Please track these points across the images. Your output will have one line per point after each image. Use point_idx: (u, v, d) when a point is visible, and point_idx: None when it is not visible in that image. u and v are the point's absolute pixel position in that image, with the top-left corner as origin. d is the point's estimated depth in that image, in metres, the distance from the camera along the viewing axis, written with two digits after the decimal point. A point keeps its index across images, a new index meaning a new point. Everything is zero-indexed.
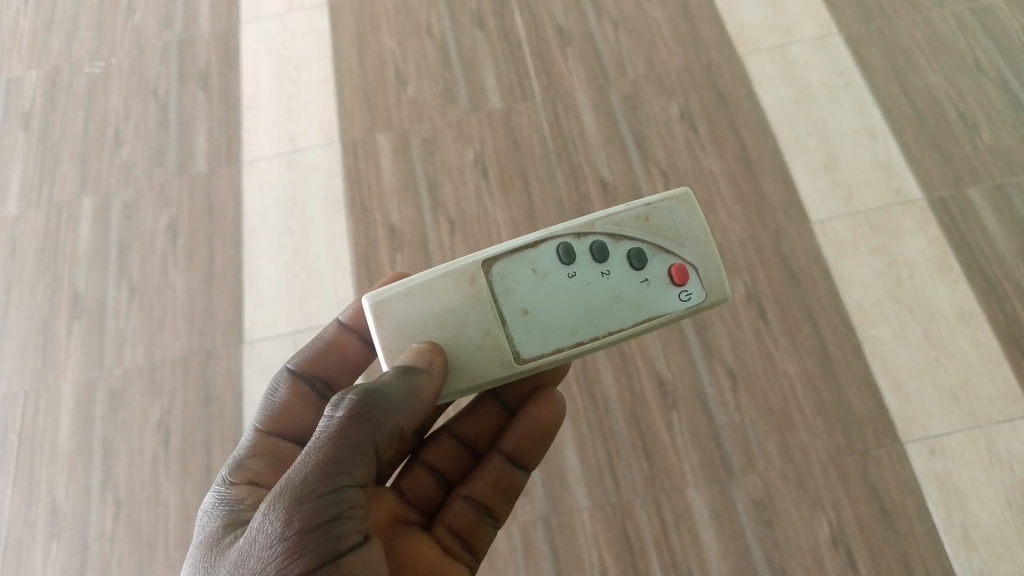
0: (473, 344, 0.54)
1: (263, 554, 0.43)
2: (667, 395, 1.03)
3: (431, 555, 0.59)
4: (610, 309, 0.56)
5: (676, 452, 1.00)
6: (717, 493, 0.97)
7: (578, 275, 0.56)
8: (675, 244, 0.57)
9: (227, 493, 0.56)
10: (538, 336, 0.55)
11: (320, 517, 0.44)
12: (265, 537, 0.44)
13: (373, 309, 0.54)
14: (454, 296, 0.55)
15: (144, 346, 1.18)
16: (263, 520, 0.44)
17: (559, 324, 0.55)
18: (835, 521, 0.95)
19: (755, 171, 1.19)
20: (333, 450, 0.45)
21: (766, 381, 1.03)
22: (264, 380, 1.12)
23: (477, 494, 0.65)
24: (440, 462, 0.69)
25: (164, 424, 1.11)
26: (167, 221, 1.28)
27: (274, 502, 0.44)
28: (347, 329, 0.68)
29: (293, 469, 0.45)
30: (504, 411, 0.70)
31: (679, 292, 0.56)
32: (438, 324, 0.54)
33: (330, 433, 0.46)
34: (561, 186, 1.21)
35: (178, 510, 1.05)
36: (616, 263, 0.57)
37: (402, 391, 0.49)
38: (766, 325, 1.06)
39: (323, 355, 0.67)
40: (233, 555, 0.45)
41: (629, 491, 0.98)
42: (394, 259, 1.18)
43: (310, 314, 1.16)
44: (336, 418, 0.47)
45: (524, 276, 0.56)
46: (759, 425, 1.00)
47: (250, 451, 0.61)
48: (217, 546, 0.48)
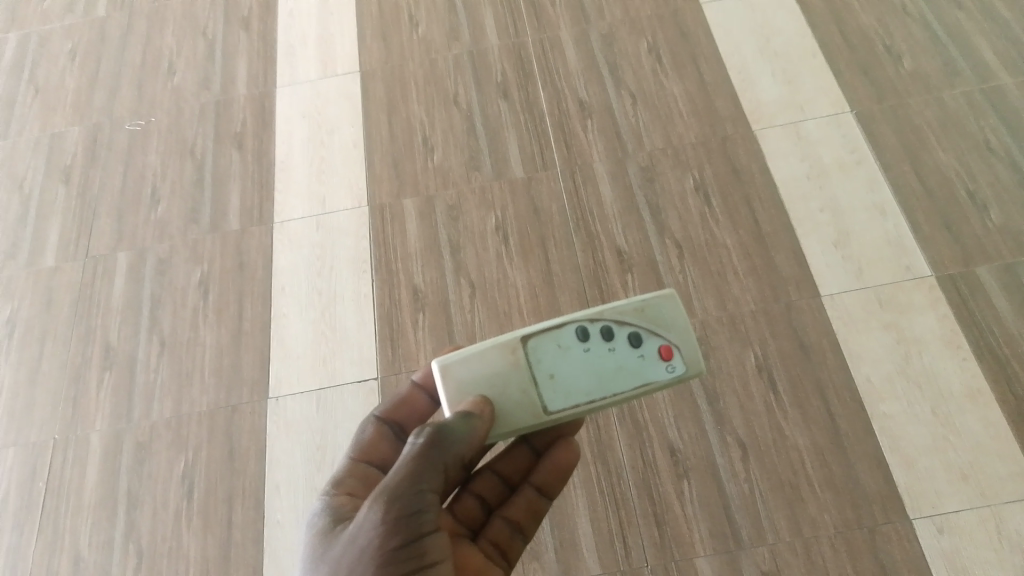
0: (515, 401, 0.59)
1: (364, 542, 0.52)
2: (679, 464, 1.05)
3: (478, 560, 0.65)
4: (616, 379, 0.60)
5: (686, 521, 1.02)
6: (727, 565, 0.99)
7: (592, 350, 0.60)
8: (663, 327, 0.61)
9: (331, 501, 0.61)
10: (562, 398, 0.59)
11: (408, 519, 0.52)
12: (366, 529, 0.52)
13: (436, 372, 0.60)
14: (497, 363, 0.60)
15: (172, 399, 1.22)
16: (366, 514, 0.53)
17: (578, 391, 0.59)
18: None
19: (768, 246, 1.22)
20: (417, 466, 0.53)
21: (776, 453, 1.05)
22: (287, 437, 1.15)
23: (512, 515, 0.70)
24: (483, 496, 0.71)
25: (188, 477, 1.14)
26: (199, 277, 1.33)
27: (374, 500, 0.53)
28: (419, 387, 0.73)
29: (387, 477, 0.54)
30: (531, 453, 0.73)
31: (666, 366, 0.60)
32: (484, 385, 0.59)
33: (416, 453, 0.54)
34: (579, 254, 1.25)
35: (197, 564, 1.08)
36: (620, 341, 0.60)
37: (463, 429, 0.56)
38: (777, 398, 1.09)
39: (399, 410, 0.71)
40: (340, 542, 0.54)
41: (639, 559, 1.00)
42: (415, 321, 1.22)
43: (333, 373, 1.20)
44: (418, 443, 0.54)
45: (548, 348, 0.60)
46: (769, 497, 1.02)
47: (344, 473, 0.66)
48: (327, 534, 0.57)
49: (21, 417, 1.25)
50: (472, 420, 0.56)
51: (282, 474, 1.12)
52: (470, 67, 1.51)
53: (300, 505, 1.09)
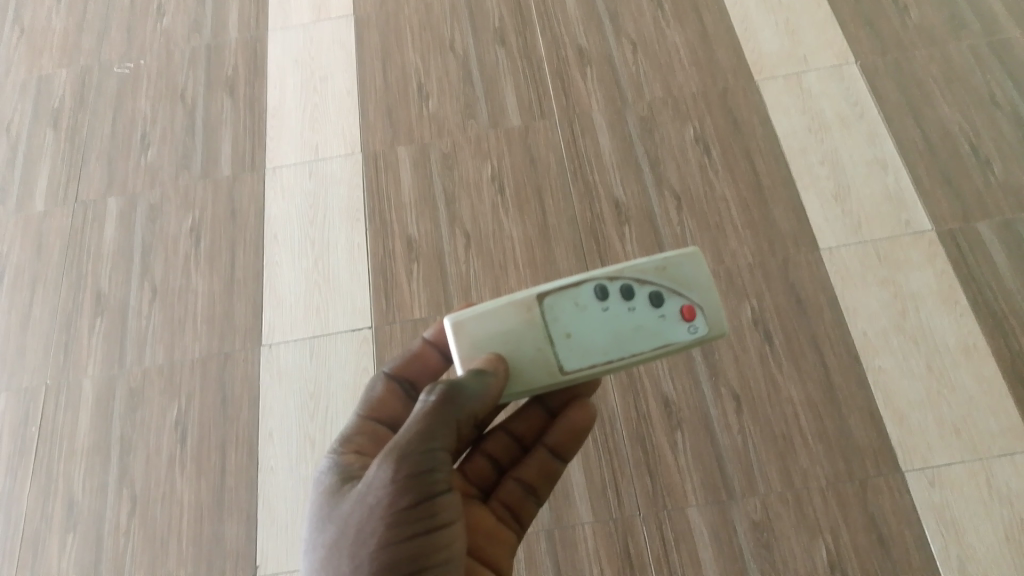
0: (530, 357, 0.61)
1: (377, 498, 0.54)
2: (672, 416, 1.05)
3: (486, 520, 0.67)
4: (634, 338, 0.62)
5: (679, 472, 1.02)
6: (718, 514, 0.99)
7: (610, 307, 0.62)
8: (681, 286, 0.63)
9: (338, 459, 0.62)
10: (578, 355, 0.61)
11: (418, 475, 0.54)
12: (378, 485, 0.54)
13: (452, 328, 0.62)
14: (514, 320, 0.62)
15: (165, 346, 1.21)
16: (376, 470, 0.55)
17: (595, 349, 0.62)
18: (833, 546, 0.96)
19: (766, 200, 1.21)
20: (427, 423, 0.56)
21: (769, 406, 1.05)
22: (280, 385, 1.15)
23: (523, 476, 0.70)
24: (496, 456, 0.72)
25: (181, 424, 1.14)
26: (190, 224, 1.32)
27: (386, 458, 0.54)
28: (429, 343, 0.74)
29: (398, 435, 0.56)
30: (546, 415, 0.72)
31: (683, 326, 0.62)
32: (500, 341, 0.62)
33: (426, 411, 0.56)
34: (575, 205, 1.24)
35: (190, 509, 1.08)
36: (638, 300, 0.62)
37: (475, 386, 0.58)
38: (772, 351, 1.09)
39: (409, 367, 0.72)
40: (350, 498, 0.56)
41: (631, 508, 1.00)
42: (409, 271, 1.21)
43: (326, 322, 1.19)
44: (429, 401, 0.57)
45: (565, 306, 0.62)
46: (761, 450, 1.02)
47: (353, 431, 0.66)
48: (336, 492, 0.58)
49: (12, 362, 1.24)
50: (486, 375, 0.59)
51: (275, 422, 1.12)
52: (467, 13, 1.48)
53: (293, 453, 1.09)
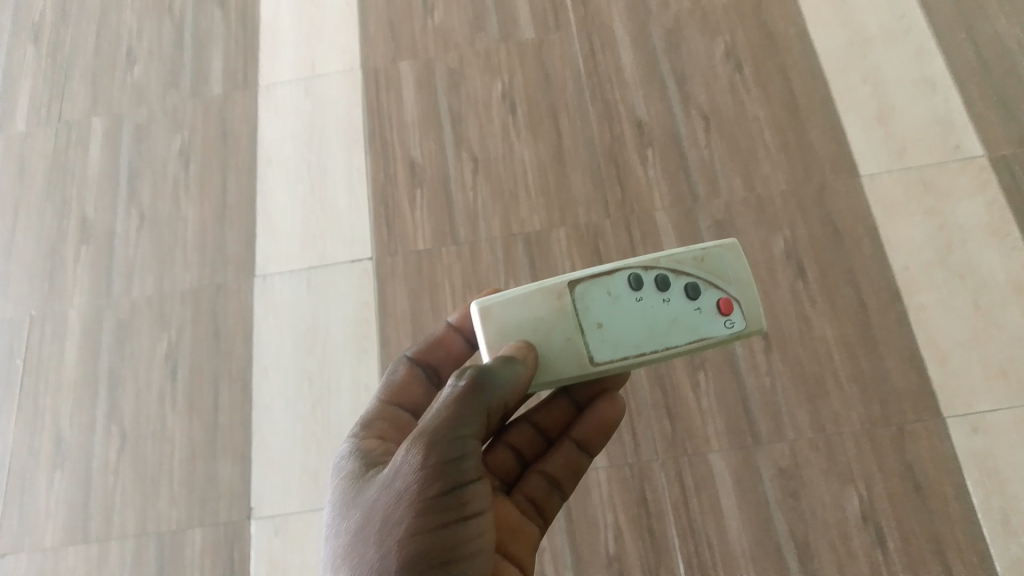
0: (561, 346, 0.58)
1: (404, 488, 0.50)
2: (695, 356, 0.98)
3: (512, 513, 0.62)
4: (669, 331, 0.58)
5: (701, 415, 0.95)
6: (742, 459, 0.92)
7: (645, 300, 0.59)
8: (719, 281, 0.59)
9: (358, 444, 0.59)
10: (609, 347, 0.58)
11: (446, 464, 0.50)
12: (404, 475, 0.50)
13: (479, 313, 0.59)
14: (545, 309, 0.58)
15: (154, 276, 1.14)
16: (405, 457, 0.51)
17: (626, 341, 0.58)
18: (865, 496, 0.89)
19: (801, 122, 1.11)
20: (458, 407, 0.51)
21: (801, 345, 0.97)
22: (276, 319, 1.08)
23: (547, 467, 0.65)
24: (518, 449, 0.67)
25: (172, 358, 1.08)
26: (180, 147, 1.24)
27: (412, 445, 0.51)
28: (455, 329, 0.70)
29: (427, 419, 0.52)
30: (569, 408, 0.68)
31: (718, 321, 0.58)
32: (528, 328, 0.58)
33: (456, 395, 0.52)
34: (593, 127, 1.14)
35: (182, 448, 1.02)
36: (674, 293, 0.59)
37: (507, 373, 0.54)
38: (804, 286, 1.00)
39: (433, 352, 0.69)
40: (378, 486, 0.52)
41: (648, 452, 0.93)
42: (412, 198, 1.13)
43: (324, 251, 1.11)
44: (458, 387, 0.52)
45: (598, 296, 0.59)
46: (790, 392, 0.95)
47: (375, 416, 0.63)
48: (360, 478, 0.55)
49: None
50: (514, 361, 0.54)
51: (270, 358, 1.05)
52: None
53: (290, 391, 1.03)
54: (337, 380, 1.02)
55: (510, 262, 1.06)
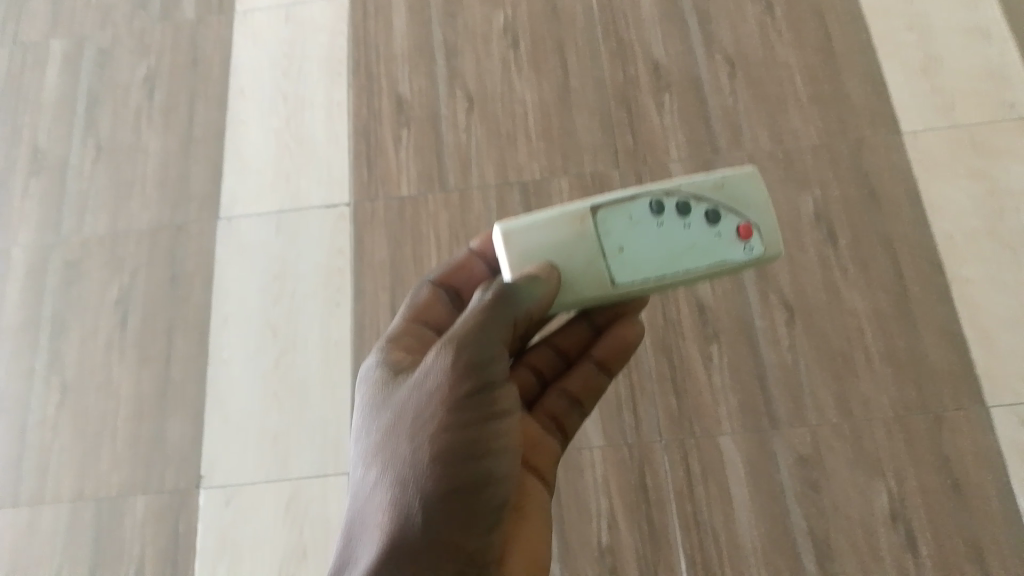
0: (578, 272, 0.49)
1: (428, 398, 0.45)
2: (708, 326, 0.86)
3: (530, 430, 0.57)
4: (689, 259, 0.49)
5: (712, 392, 0.84)
6: (756, 444, 0.81)
7: (670, 225, 0.49)
8: (749, 205, 0.49)
9: (387, 352, 0.52)
10: (631, 277, 0.49)
11: (473, 372, 0.45)
12: (430, 383, 0.46)
13: (497, 235, 0.50)
14: (561, 232, 0.50)
15: (108, 213, 1.02)
16: (431, 364, 0.46)
17: (649, 271, 0.49)
18: (894, 491, 0.79)
19: (837, 70, 0.99)
20: (486, 317, 0.46)
21: (828, 318, 0.86)
22: (239, 265, 0.96)
23: (567, 387, 0.59)
24: (539, 371, 0.60)
25: (123, 303, 0.96)
26: (146, 73, 1.11)
27: (438, 351, 0.46)
28: (474, 255, 0.58)
29: (455, 327, 0.46)
30: (591, 330, 0.60)
31: (748, 250, 0.49)
32: (546, 252, 0.49)
33: (484, 304, 0.47)
34: (603, 68, 1.02)
35: (129, 403, 0.91)
36: (699, 217, 0.49)
37: (536, 287, 0.48)
38: (834, 252, 0.89)
39: (452, 277, 0.58)
40: (403, 393, 0.47)
41: (651, 432, 0.83)
42: (398, 138, 1.01)
43: (297, 192, 1.00)
44: (486, 296, 0.47)
45: (616, 220, 0.50)
46: (814, 369, 0.84)
47: (397, 339, 0.54)
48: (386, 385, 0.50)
49: None
50: (538, 281, 0.48)
51: (231, 306, 0.94)
52: None
53: (251, 345, 0.91)
54: (305, 335, 0.91)
55: (505, 212, 0.95)
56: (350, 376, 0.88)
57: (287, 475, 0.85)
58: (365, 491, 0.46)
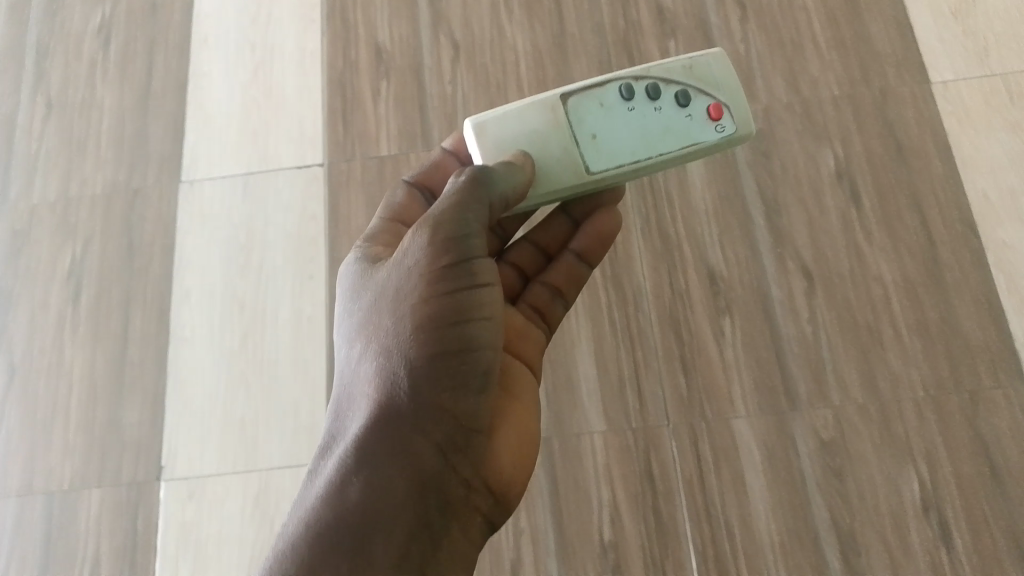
0: (556, 160, 0.52)
1: (408, 275, 0.46)
2: (719, 295, 0.78)
3: (516, 319, 0.59)
4: (661, 139, 0.52)
5: (724, 369, 0.76)
6: (773, 426, 0.74)
7: (638, 109, 0.52)
8: (711, 87, 0.53)
9: (367, 251, 0.53)
10: (606, 160, 0.52)
11: (453, 246, 0.46)
12: (410, 262, 0.47)
13: (471, 129, 0.52)
14: (537, 121, 0.52)
15: (58, 176, 0.93)
16: (410, 246, 0.47)
17: (623, 153, 0.52)
18: (926, 477, 0.71)
19: (860, 12, 0.90)
20: (460, 198, 0.47)
21: (851, 286, 0.78)
22: (203, 233, 0.87)
23: (547, 279, 0.61)
24: (520, 269, 0.62)
25: (76, 276, 0.87)
26: (99, 21, 1.00)
27: (417, 230, 0.47)
28: (450, 154, 0.60)
29: (431, 211, 0.47)
30: (569, 226, 0.62)
31: (712, 127, 0.52)
32: (523, 142, 0.52)
33: (458, 188, 0.47)
34: (602, 11, 0.93)
35: (83, 386, 0.82)
36: (668, 101, 0.53)
37: (507, 172, 0.49)
38: (857, 213, 0.81)
39: (429, 177, 0.59)
40: (383, 278, 0.48)
41: (657, 413, 0.75)
42: (377, 91, 0.92)
43: (265, 151, 0.91)
44: (460, 180, 0.47)
45: (589, 108, 0.53)
46: (836, 343, 0.76)
47: (377, 236, 0.55)
48: (366, 276, 0.50)
49: None
50: (516, 166, 0.50)
51: (194, 279, 0.85)
52: None
53: (216, 320, 0.83)
54: (274, 310, 0.83)
55: None
56: (324, 355, 0.80)
57: (257, 465, 0.77)
58: (353, 372, 0.47)
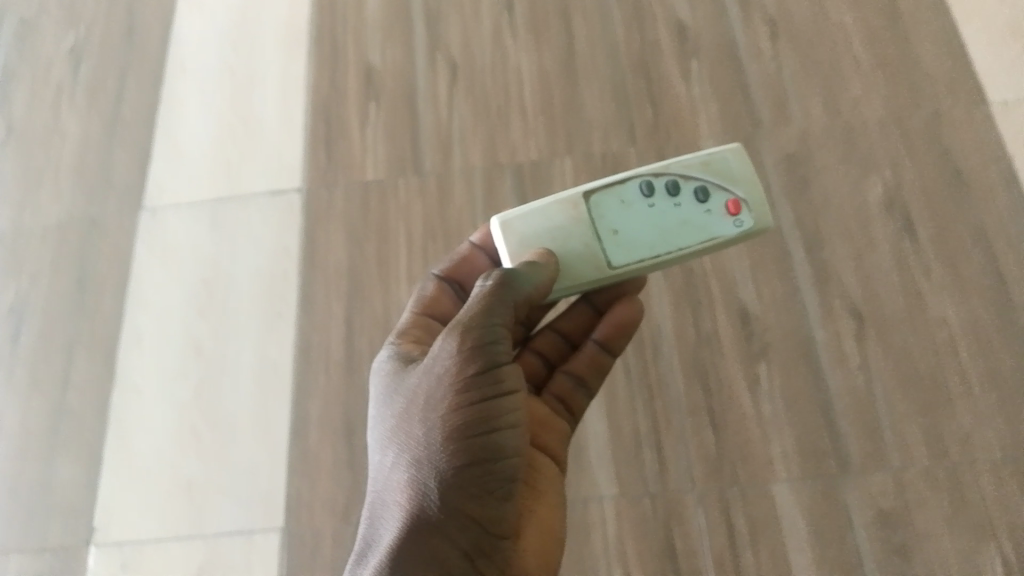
0: (577, 254, 0.44)
1: (436, 386, 0.40)
2: (753, 340, 0.67)
3: (536, 409, 0.49)
4: (681, 238, 0.44)
5: (760, 426, 0.63)
6: (822, 494, 0.61)
7: (659, 205, 0.45)
8: (730, 180, 0.45)
9: (397, 351, 0.46)
10: (629, 255, 0.44)
11: (483, 352, 0.40)
12: (438, 372, 0.40)
13: (496, 227, 0.45)
14: (557, 216, 0.45)
15: (11, 205, 0.84)
16: (439, 353, 0.40)
17: (644, 248, 0.44)
18: (1014, 561, 0.58)
19: (904, 31, 0.80)
20: (489, 303, 0.41)
21: (909, 330, 0.66)
22: (162, 266, 0.77)
23: (571, 367, 0.51)
24: (543, 360, 0.52)
25: (18, 314, 0.77)
26: (72, 45, 0.93)
27: (444, 334, 0.40)
28: (477, 248, 0.51)
29: (461, 315, 0.41)
30: (593, 313, 0.52)
31: (731, 220, 0.45)
32: (544, 239, 0.44)
33: (485, 293, 0.41)
34: (616, 31, 0.84)
35: (10, 439, 0.71)
36: (687, 197, 0.45)
37: (533, 276, 0.42)
38: (911, 247, 0.70)
39: (458, 272, 0.50)
40: (413, 386, 0.42)
41: (680, 478, 0.62)
42: (365, 114, 0.83)
43: (238, 179, 0.81)
44: (488, 284, 0.41)
45: (607, 206, 0.45)
46: (894, 396, 0.64)
47: (404, 335, 0.48)
48: (396, 381, 0.43)
49: None
50: (540, 265, 0.43)
51: (148, 317, 0.75)
52: None
53: (169, 365, 0.72)
54: (235, 354, 0.72)
55: (493, 201, 0.76)
56: (289, 406, 0.69)
57: (202, 532, 0.65)
58: (382, 493, 0.41)
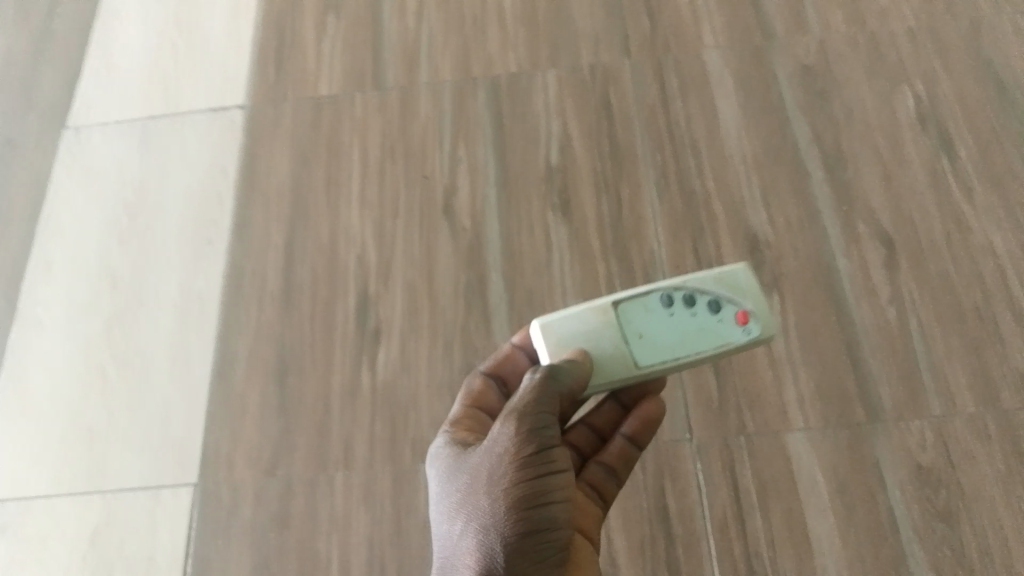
0: (600, 363, 0.35)
1: (493, 487, 0.32)
2: (763, 269, 0.56)
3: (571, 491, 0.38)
4: (695, 346, 0.35)
5: (772, 367, 0.53)
6: (847, 446, 0.50)
7: (681, 314, 0.36)
8: (745, 288, 0.36)
9: (449, 439, 0.37)
10: (651, 367, 0.35)
11: (538, 445, 0.32)
12: (495, 469, 0.32)
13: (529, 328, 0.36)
14: (578, 322, 0.36)
15: None
16: (495, 446, 0.33)
17: (670, 359, 0.35)
18: None
19: None
20: (541, 396, 0.33)
21: (949, 257, 0.56)
22: (81, 188, 0.67)
23: (603, 456, 0.40)
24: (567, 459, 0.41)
25: None
26: None
27: (500, 425, 0.33)
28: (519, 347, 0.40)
29: (515, 404, 0.33)
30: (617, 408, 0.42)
31: (747, 330, 0.36)
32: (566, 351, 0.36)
33: (536, 387, 0.33)
34: None
35: None
36: (702, 305, 0.36)
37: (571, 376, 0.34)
38: (950, 166, 0.59)
39: (501, 369, 0.40)
40: (468, 480, 0.33)
41: (676, 428, 0.52)
42: (322, 25, 0.73)
43: (175, 95, 0.71)
44: (537, 379, 0.33)
45: (627, 317, 0.36)
46: (933, 333, 0.53)
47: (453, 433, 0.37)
48: (450, 471, 0.35)
49: None
50: (574, 366, 0.34)
51: (60, 244, 0.65)
52: None
53: (79, 297, 0.62)
54: (156, 284, 0.61)
55: (463, 116, 0.66)
56: (214, 342, 0.58)
57: (101, 485, 0.54)
58: None
